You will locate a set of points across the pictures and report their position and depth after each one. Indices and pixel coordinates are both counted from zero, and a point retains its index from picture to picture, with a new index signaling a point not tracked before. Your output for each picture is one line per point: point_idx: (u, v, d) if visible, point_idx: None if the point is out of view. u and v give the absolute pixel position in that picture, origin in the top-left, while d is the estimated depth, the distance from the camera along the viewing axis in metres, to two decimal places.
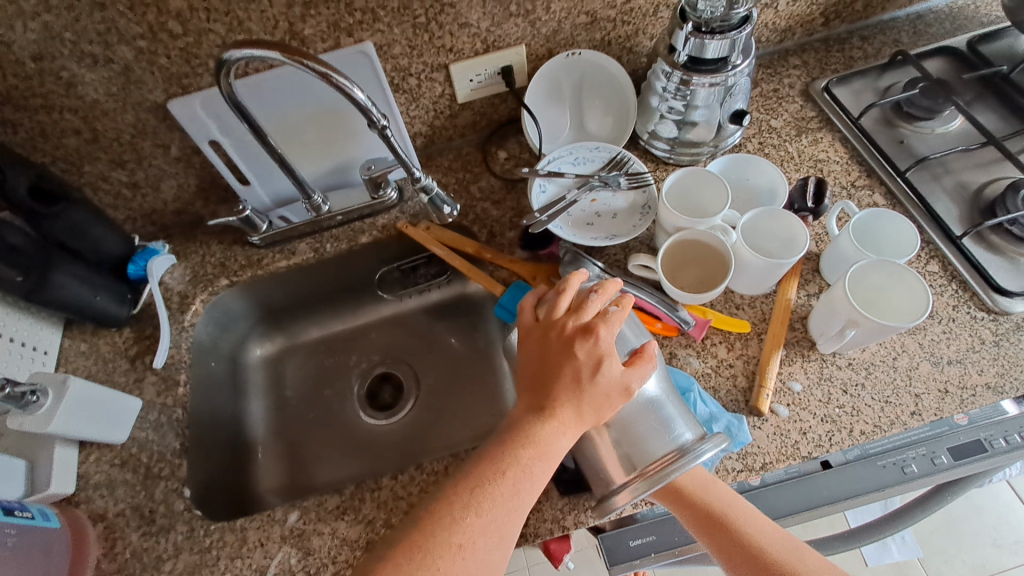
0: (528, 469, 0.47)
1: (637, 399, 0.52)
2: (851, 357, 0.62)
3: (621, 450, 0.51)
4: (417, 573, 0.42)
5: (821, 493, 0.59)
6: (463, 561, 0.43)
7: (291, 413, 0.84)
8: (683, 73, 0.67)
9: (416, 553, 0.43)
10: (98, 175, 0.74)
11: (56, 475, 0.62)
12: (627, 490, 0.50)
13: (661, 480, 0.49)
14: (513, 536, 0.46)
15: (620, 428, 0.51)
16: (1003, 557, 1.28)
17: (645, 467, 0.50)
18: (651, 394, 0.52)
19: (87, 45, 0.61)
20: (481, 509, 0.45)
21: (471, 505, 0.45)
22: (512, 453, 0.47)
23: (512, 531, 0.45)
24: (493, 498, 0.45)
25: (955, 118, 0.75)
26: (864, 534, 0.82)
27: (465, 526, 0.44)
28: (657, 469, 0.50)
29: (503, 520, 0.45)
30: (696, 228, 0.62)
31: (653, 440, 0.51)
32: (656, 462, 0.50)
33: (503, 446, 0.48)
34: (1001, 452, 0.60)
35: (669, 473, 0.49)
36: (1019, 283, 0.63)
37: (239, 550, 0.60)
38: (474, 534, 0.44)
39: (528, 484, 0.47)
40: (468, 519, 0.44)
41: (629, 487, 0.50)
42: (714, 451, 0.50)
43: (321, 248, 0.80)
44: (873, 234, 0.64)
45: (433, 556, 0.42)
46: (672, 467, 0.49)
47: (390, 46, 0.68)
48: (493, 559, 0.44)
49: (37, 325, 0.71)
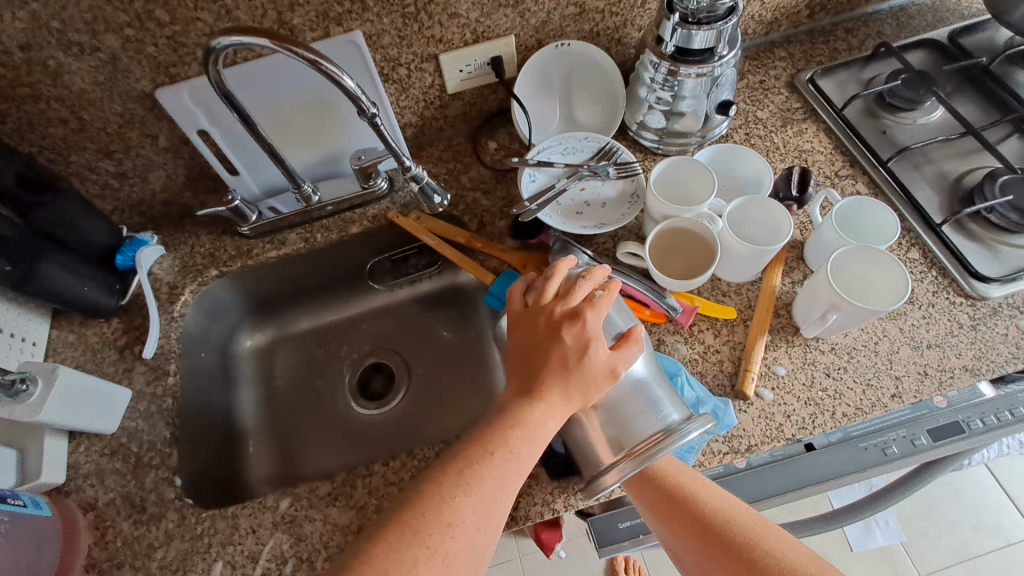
0: (516, 451, 0.47)
1: (626, 381, 0.53)
2: (834, 342, 0.63)
3: (609, 431, 0.52)
4: (407, 550, 0.42)
5: (805, 474, 0.60)
6: (452, 540, 0.44)
7: (282, 404, 0.84)
8: (670, 63, 0.67)
9: (406, 531, 0.43)
10: (85, 165, 0.74)
11: (46, 464, 0.62)
12: (615, 470, 0.51)
13: (649, 459, 0.50)
14: (502, 516, 0.46)
15: (608, 410, 0.52)
16: (983, 541, 1.31)
17: (633, 448, 0.51)
18: (638, 376, 0.53)
19: (73, 34, 0.60)
20: (470, 489, 0.45)
21: (460, 485, 0.46)
22: (501, 435, 0.48)
23: (501, 511, 0.46)
24: (481, 478, 0.46)
25: (935, 109, 0.77)
26: (847, 515, 0.83)
27: (454, 505, 0.44)
28: (644, 449, 0.51)
29: (492, 500, 0.46)
30: (683, 216, 0.63)
31: (641, 421, 0.52)
32: (643, 442, 0.51)
33: (492, 428, 0.48)
34: (978, 433, 0.62)
35: (656, 453, 0.50)
36: (997, 269, 0.65)
37: (231, 536, 0.60)
38: (463, 513, 0.44)
39: (517, 465, 0.47)
40: (458, 498, 0.45)
41: (617, 467, 0.51)
42: (699, 431, 0.51)
43: (311, 239, 0.81)
44: (856, 221, 0.66)
45: (423, 534, 0.43)
46: (659, 447, 0.50)
47: (380, 36, 0.68)
48: (482, 537, 0.45)
49: (24, 316, 0.71)
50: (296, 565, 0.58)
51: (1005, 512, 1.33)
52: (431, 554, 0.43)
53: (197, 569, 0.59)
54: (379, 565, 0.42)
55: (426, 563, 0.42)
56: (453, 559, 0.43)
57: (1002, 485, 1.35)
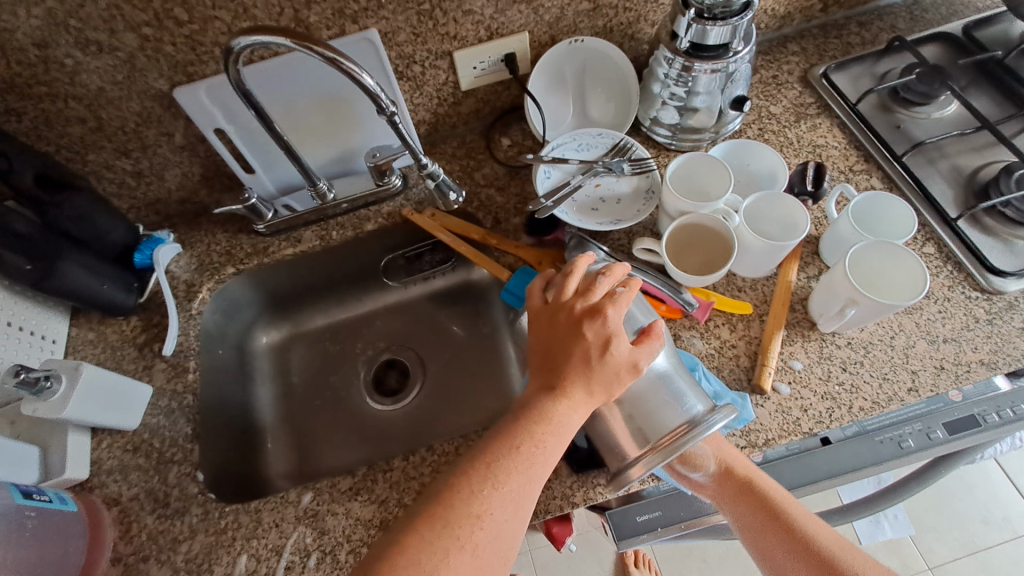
0: (541, 444, 0.48)
1: (648, 374, 0.53)
2: (850, 336, 0.64)
3: (634, 424, 0.53)
4: (438, 542, 0.43)
5: (821, 467, 0.61)
6: (481, 531, 0.44)
7: (299, 400, 0.85)
8: (685, 59, 0.67)
9: (436, 524, 0.44)
10: (102, 164, 0.74)
11: (69, 460, 0.63)
12: (641, 462, 0.52)
13: (676, 451, 0.51)
14: (529, 508, 0.47)
15: (632, 404, 0.53)
16: (992, 534, 1.31)
17: (658, 440, 0.52)
18: (660, 368, 0.54)
19: (92, 32, 0.60)
20: (497, 482, 0.46)
21: (487, 478, 0.46)
22: (526, 429, 0.48)
23: (527, 504, 0.47)
24: (508, 471, 0.47)
25: (950, 103, 0.77)
26: (860, 508, 0.85)
27: (482, 498, 0.45)
28: (669, 440, 0.51)
29: (519, 492, 0.46)
30: (700, 212, 0.63)
31: (665, 413, 0.52)
32: (669, 434, 0.52)
33: (518, 423, 0.49)
34: (994, 426, 0.62)
35: (683, 444, 0.51)
36: (1012, 263, 0.65)
37: (254, 530, 0.61)
38: (492, 505, 0.45)
39: (542, 458, 0.48)
40: (485, 491, 0.45)
41: (643, 460, 0.52)
42: (723, 422, 0.52)
43: (327, 236, 0.81)
44: (871, 215, 0.66)
45: (453, 526, 0.44)
46: (684, 439, 0.51)
47: (395, 33, 0.68)
48: (510, 529, 0.45)
49: (45, 314, 0.72)
50: (319, 558, 0.59)
51: (1013, 505, 1.34)
52: (461, 546, 0.43)
53: (222, 562, 0.60)
54: (412, 557, 0.43)
55: (456, 554, 0.43)
56: (483, 550, 0.44)
57: (1011, 479, 1.36)
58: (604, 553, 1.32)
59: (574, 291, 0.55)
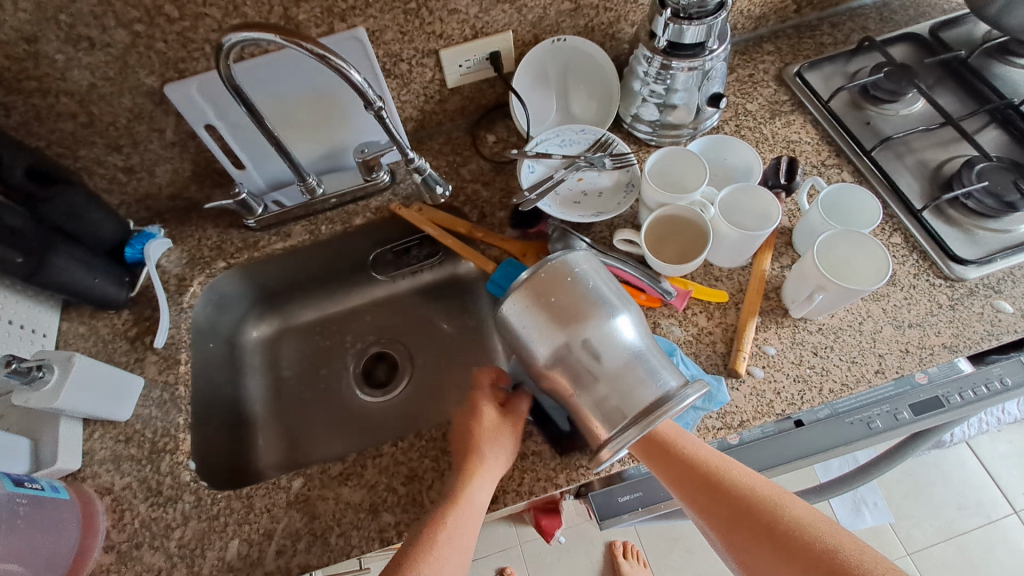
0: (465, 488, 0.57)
1: (625, 353, 0.55)
2: (821, 322, 0.66)
3: (610, 402, 0.55)
4: None
5: (793, 449, 0.64)
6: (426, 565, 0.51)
7: (289, 393, 0.86)
8: (663, 57, 0.70)
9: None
10: (93, 159, 0.75)
11: (61, 450, 0.64)
12: (617, 439, 0.54)
13: (652, 424, 0.53)
14: (469, 539, 0.54)
15: (610, 381, 0.54)
16: (967, 519, 1.36)
17: (634, 415, 0.54)
18: (635, 346, 0.56)
19: (82, 28, 0.62)
20: (432, 529, 0.54)
21: (423, 532, 0.54)
22: (452, 486, 0.57)
23: (466, 536, 0.54)
24: (439, 518, 0.55)
25: (917, 100, 0.80)
26: (835, 486, 0.87)
27: (422, 544, 0.53)
28: (646, 416, 0.53)
29: (454, 530, 0.54)
30: (676, 204, 0.66)
31: (640, 389, 0.54)
32: (646, 408, 0.54)
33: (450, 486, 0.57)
34: (957, 407, 0.65)
35: (657, 417, 0.53)
36: (973, 251, 0.68)
37: (246, 516, 0.63)
38: (429, 546, 0.53)
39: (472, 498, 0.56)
40: (424, 540, 0.53)
41: (625, 433, 0.53)
42: (696, 396, 0.54)
43: (316, 230, 0.83)
44: (840, 208, 0.69)
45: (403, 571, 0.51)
46: (660, 413, 0.53)
47: (382, 32, 0.70)
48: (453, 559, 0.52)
49: (36, 308, 0.73)
50: (311, 541, 0.61)
51: (987, 492, 1.38)
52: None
53: (214, 547, 0.62)
54: None
55: None
56: None
57: (984, 465, 1.40)
58: (593, 544, 1.35)
59: (545, 279, 0.56)
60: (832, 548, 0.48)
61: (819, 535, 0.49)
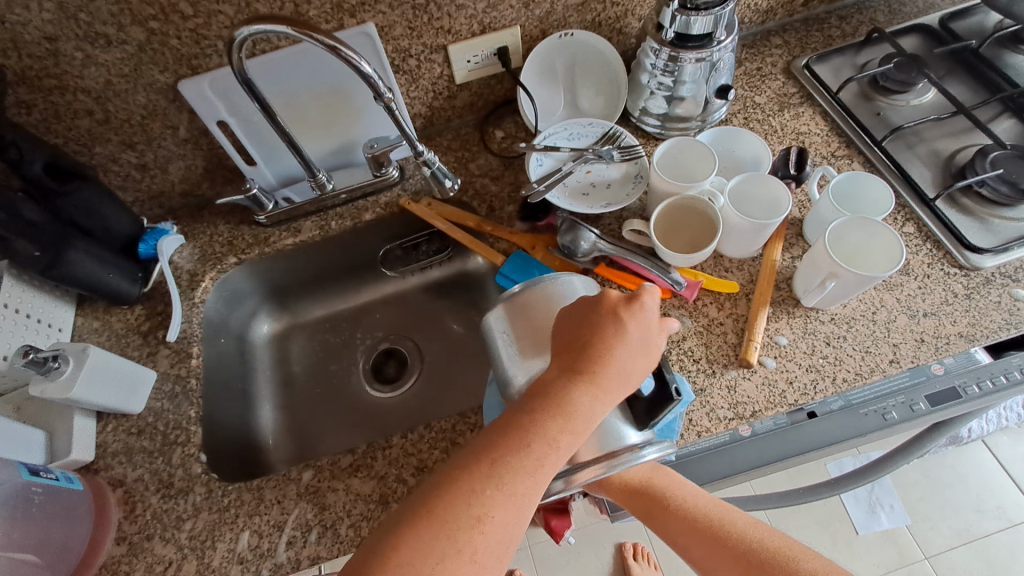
0: (558, 446, 0.47)
1: None
2: (833, 312, 0.66)
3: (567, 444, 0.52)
4: (437, 542, 0.43)
5: (806, 439, 0.63)
6: (481, 537, 0.43)
7: (300, 389, 0.87)
8: (671, 49, 0.70)
9: (432, 528, 0.43)
10: (108, 156, 0.77)
11: (76, 442, 0.65)
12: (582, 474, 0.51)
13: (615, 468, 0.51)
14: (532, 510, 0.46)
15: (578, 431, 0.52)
16: (986, 522, 1.33)
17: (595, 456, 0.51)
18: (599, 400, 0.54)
19: (100, 26, 0.63)
20: (501, 485, 0.45)
21: (490, 479, 0.45)
22: (544, 427, 0.47)
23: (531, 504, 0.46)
24: (515, 473, 0.45)
25: (928, 90, 0.79)
26: (848, 481, 0.83)
27: (481, 503, 0.44)
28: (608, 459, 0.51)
29: (520, 502, 0.45)
30: (686, 193, 0.66)
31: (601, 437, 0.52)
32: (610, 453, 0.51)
33: (529, 420, 0.47)
34: (974, 398, 0.63)
35: (622, 464, 0.51)
36: (988, 240, 0.67)
37: (257, 507, 0.63)
38: (490, 512, 0.44)
39: (553, 461, 0.47)
40: (487, 495, 0.44)
41: (585, 470, 0.51)
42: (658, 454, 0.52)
43: (326, 226, 0.83)
44: (852, 197, 0.69)
45: (450, 535, 0.43)
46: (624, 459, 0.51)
47: (391, 27, 0.71)
48: (514, 525, 0.45)
49: (52, 303, 0.74)
50: (320, 533, 0.61)
51: (1007, 494, 1.35)
52: (459, 549, 0.43)
53: (225, 539, 0.62)
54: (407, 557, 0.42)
55: (452, 561, 0.42)
56: (482, 553, 0.43)
57: (1003, 466, 1.37)
58: (603, 546, 1.34)
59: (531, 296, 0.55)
60: (789, 559, 0.52)
61: (771, 552, 0.54)
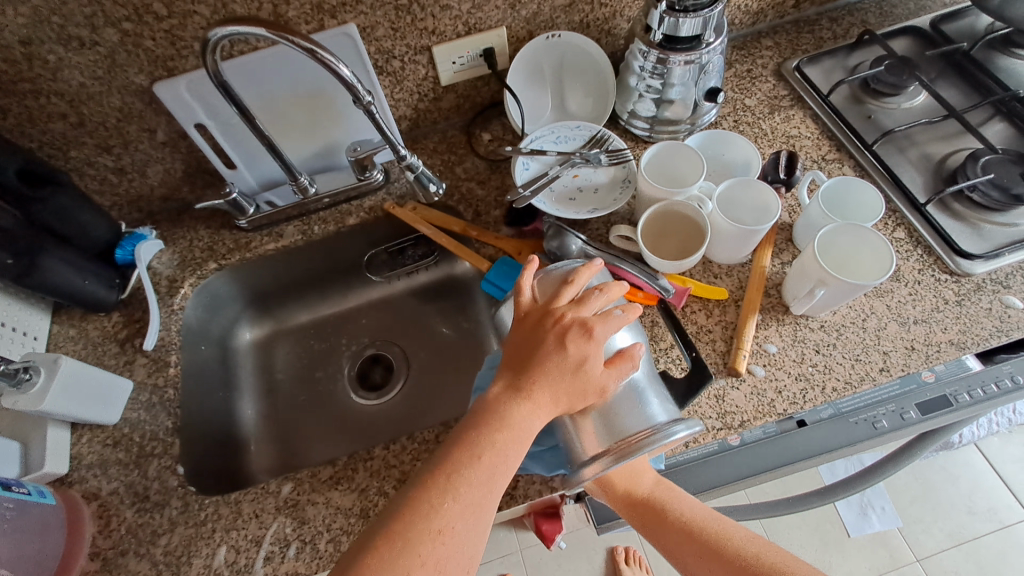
0: (503, 454, 0.45)
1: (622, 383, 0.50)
2: (823, 320, 0.65)
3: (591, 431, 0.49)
4: (399, 561, 0.41)
5: (797, 448, 0.62)
6: (444, 547, 0.42)
7: (283, 396, 0.85)
8: (659, 51, 0.69)
9: (396, 542, 0.41)
10: (84, 160, 0.75)
11: (49, 455, 0.63)
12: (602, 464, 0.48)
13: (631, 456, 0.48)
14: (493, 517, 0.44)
15: (601, 414, 0.49)
16: (977, 524, 1.33)
17: (614, 445, 0.48)
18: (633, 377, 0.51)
19: (72, 28, 0.61)
20: (459, 494, 0.43)
21: (448, 490, 0.43)
22: (489, 437, 0.45)
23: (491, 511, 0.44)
24: (470, 482, 0.44)
25: (919, 93, 0.78)
26: (840, 489, 0.82)
27: (443, 512, 0.42)
28: (627, 444, 0.48)
29: (482, 501, 0.44)
30: (673, 199, 0.65)
31: (625, 416, 0.49)
32: (629, 438, 0.48)
33: (479, 430, 0.46)
34: (966, 406, 0.63)
35: (640, 450, 0.48)
36: (980, 246, 0.66)
37: (234, 522, 0.61)
38: (453, 519, 0.42)
39: (504, 468, 0.45)
40: (446, 505, 0.42)
41: (598, 460, 0.48)
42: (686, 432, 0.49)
43: (308, 231, 0.81)
44: (841, 202, 0.68)
45: (413, 544, 0.41)
46: (644, 443, 0.48)
47: (374, 28, 0.69)
48: (467, 545, 0.42)
49: (25, 311, 0.72)
50: (299, 548, 0.59)
51: (998, 495, 1.35)
52: (423, 562, 0.41)
53: (201, 554, 0.60)
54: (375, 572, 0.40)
55: (418, 572, 0.40)
56: (448, 563, 0.41)
57: (994, 468, 1.38)
58: (594, 551, 1.33)
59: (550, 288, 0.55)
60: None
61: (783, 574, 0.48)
